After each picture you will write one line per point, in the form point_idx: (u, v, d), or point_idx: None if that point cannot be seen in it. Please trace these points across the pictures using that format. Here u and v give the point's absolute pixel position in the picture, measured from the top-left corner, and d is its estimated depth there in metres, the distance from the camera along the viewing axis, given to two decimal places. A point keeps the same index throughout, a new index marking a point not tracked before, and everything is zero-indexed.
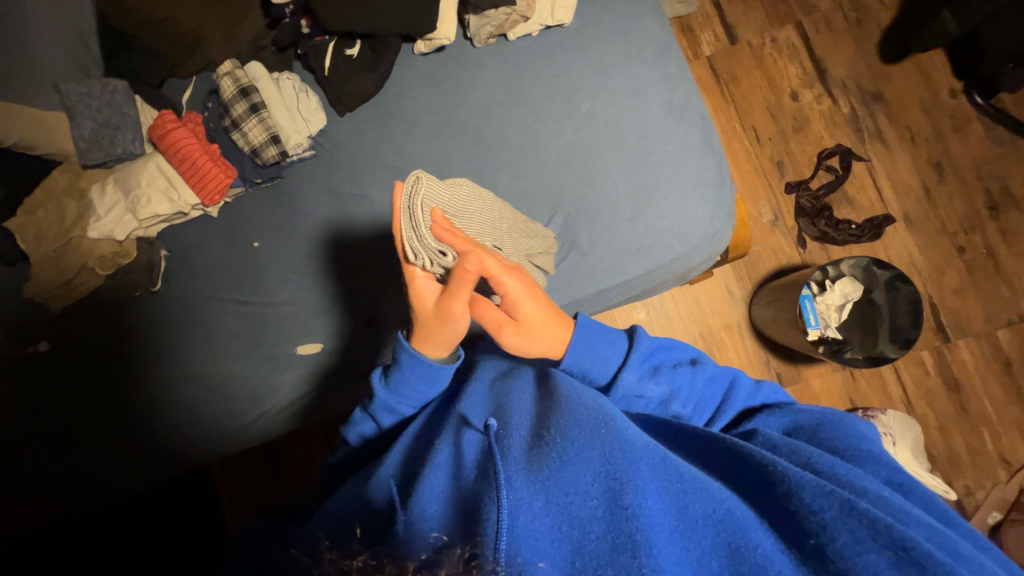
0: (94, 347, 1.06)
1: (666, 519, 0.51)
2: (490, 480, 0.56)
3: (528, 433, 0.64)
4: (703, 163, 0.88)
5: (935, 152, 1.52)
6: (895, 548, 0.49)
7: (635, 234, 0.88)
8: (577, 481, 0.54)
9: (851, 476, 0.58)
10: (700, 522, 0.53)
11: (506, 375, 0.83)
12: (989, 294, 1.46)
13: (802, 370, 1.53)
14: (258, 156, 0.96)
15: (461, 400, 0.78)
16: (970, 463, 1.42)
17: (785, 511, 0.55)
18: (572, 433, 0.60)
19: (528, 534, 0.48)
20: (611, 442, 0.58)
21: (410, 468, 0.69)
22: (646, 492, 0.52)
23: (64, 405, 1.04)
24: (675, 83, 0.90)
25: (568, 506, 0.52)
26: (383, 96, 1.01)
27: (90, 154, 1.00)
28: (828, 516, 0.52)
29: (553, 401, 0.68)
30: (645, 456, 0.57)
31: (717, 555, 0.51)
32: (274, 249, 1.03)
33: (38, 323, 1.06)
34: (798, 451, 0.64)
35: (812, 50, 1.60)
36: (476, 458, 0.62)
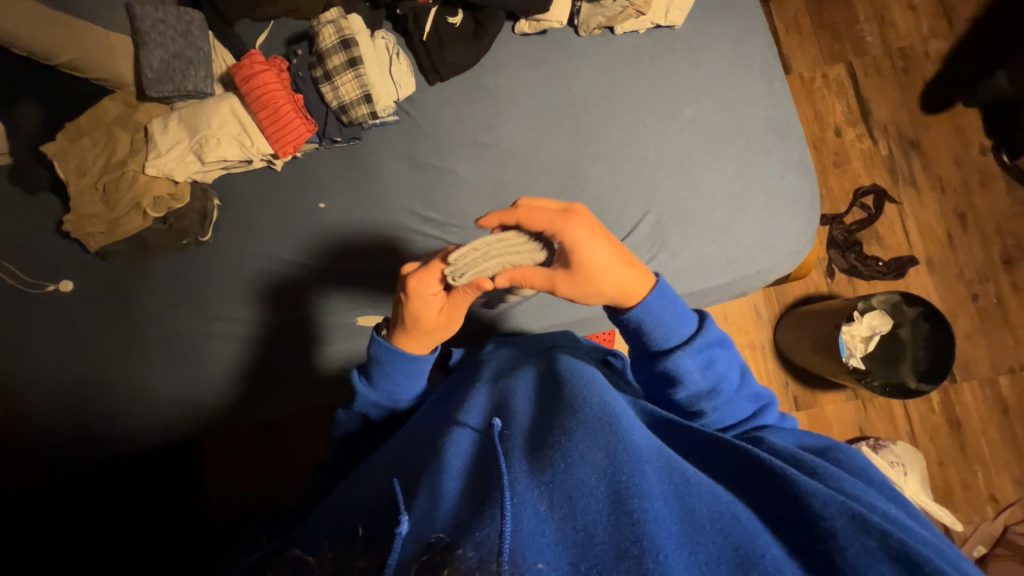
0: (129, 292, 0.98)
1: (672, 522, 0.43)
2: (487, 479, 0.48)
3: (530, 431, 0.56)
4: (797, 182, 0.90)
5: (960, 203, 1.61)
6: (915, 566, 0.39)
7: (726, 242, 0.89)
8: (583, 480, 0.46)
9: (866, 498, 0.49)
10: (706, 526, 0.44)
11: (506, 376, 0.74)
12: (994, 341, 1.56)
13: (818, 396, 1.57)
14: (347, 114, 0.92)
15: (462, 402, 0.69)
16: (963, 498, 1.49)
17: (799, 522, 0.45)
18: (574, 430, 0.53)
19: (530, 536, 0.40)
20: (617, 441, 0.50)
21: (402, 465, 0.58)
22: (652, 494, 0.45)
23: (93, 352, 0.97)
24: (778, 101, 0.92)
25: (572, 507, 0.44)
26: (478, 70, 0.98)
27: (157, 86, 0.92)
28: (841, 526, 0.43)
29: (556, 400, 0.60)
30: (650, 459, 0.50)
31: (728, 562, 0.41)
32: (344, 213, 0.98)
33: (70, 259, 0.99)
34: (805, 464, 0.55)
35: (859, 90, 1.67)
36: (471, 456, 0.54)
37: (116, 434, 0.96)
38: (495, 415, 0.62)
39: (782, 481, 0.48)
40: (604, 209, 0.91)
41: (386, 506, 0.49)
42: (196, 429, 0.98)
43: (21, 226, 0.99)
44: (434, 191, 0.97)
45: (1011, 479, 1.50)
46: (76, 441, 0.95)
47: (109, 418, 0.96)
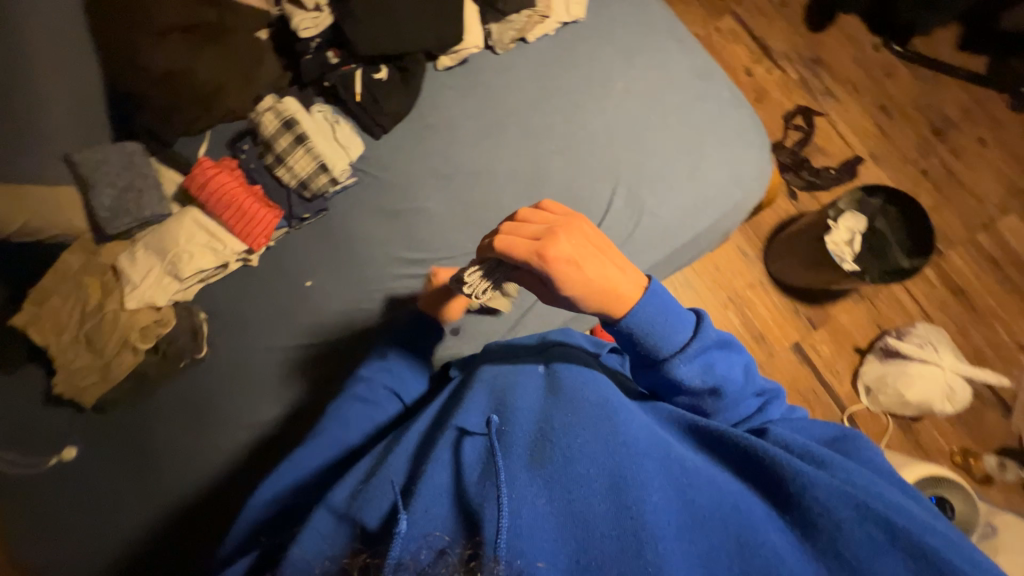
0: (136, 437, 0.93)
1: (672, 515, 0.46)
2: (490, 477, 0.49)
3: (531, 426, 0.56)
4: (737, 115, 0.96)
5: (877, 97, 1.74)
6: (898, 542, 0.44)
7: (697, 187, 0.93)
8: (584, 479, 0.48)
9: (863, 481, 0.51)
10: (709, 517, 0.47)
11: (504, 372, 0.71)
12: (958, 204, 1.65)
13: (829, 309, 1.60)
14: (309, 188, 0.95)
15: (458, 408, 0.64)
16: (996, 356, 1.53)
17: (789, 500, 0.49)
18: (578, 430, 0.53)
19: (533, 529, 0.43)
20: (619, 442, 0.51)
21: (410, 466, 0.57)
22: (652, 489, 0.47)
23: (117, 512, 0.90)
24: (692, 52, 1.00)
25: (572, 503, 0.46)
26: (417, 112, 1.02)
27: (115, 222, 0.92)
28: (836, 509, 0.46)
29: (555, 400, 0.60)
30: (652, 453, 0.51)
31: (723, 552, 0.45)
32: (335, 283, 0.98)
33: (67, 423, 0.94)
34: (807, 452, 0.55)
35: (752, 32, 1.81)
36: (476, 464, 0.52)
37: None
38: (494, 409, 0.61)
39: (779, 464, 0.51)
40: (576, 195, 0.95)
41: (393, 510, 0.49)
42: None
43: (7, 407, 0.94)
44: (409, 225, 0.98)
45: None
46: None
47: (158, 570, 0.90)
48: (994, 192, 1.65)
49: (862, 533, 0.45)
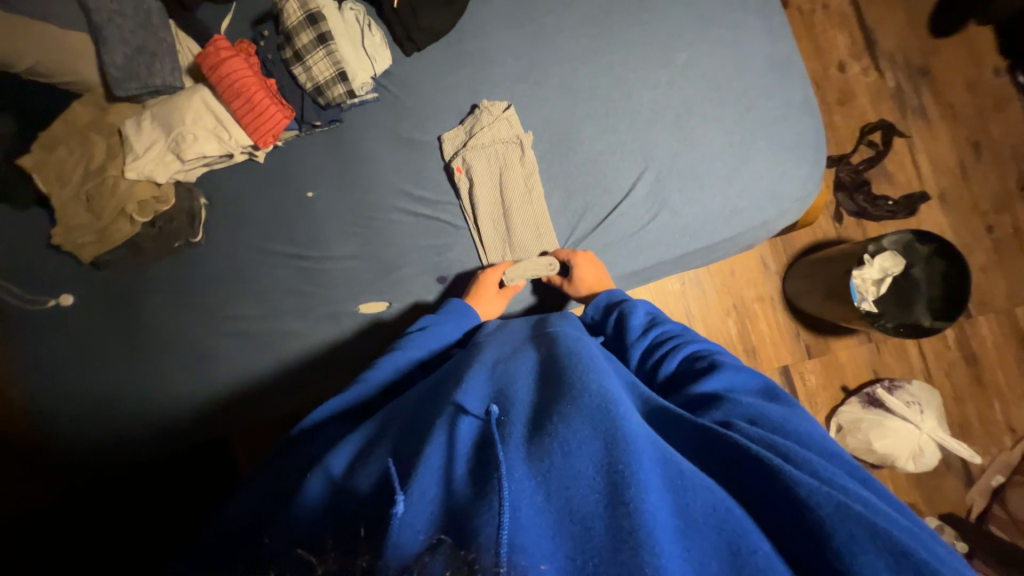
0: (127, 301, 0.98)
1: (669, 517, 0.39)
2: (487, 467, 0.43)
3: (526, 413, 0.50)
4: (802, 123, 0.85)
5: (973, 132, 1.54)
6: (897, 560, 0.38)
7: (730, 194, 0.85)
8: (581, 475, 0.41)
9: (851, 487, 0.44)
10: (703, 523, 0.41)
11: (498, 361, 0.66)
12: (1011, 271, 1.52)
13: (830, 343, 1.55)
14: (323, 95, 0.88)
15: (456, 384, 0.58)
16: (981, 431, 1.50)
17: (799, 523, 0.41)
18: (568, 414, 0.47)
19: (531, 528, 0.37)
20: (616, 429, 0.44)
21: (400, 441, 0.51)
22: (651, 487, 0.40)
23: (102, 365, 0.97)
24: (776, 37, 0.86)
25: (569, 500, 0.40)
26: (456, 35, 0.93)
27: (125, 84, 0.88)
28: (837, 525, 0.39)
29: (549, 388, 0.54)
30: (649, 450, 0.44)
31: (717, 561, 0.39)
32: (336, 200, 0.96)
33: (64, 273, 0.98)
34: (785, 450, 0.47)
35: (863, 19, 1.57)
36: (467, 446, 0.46)
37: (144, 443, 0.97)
38: (489, 395, 0.55)
39: (776, 475, 0.43)
40: (599, 171, 0.88)
41: (384, 490, 0.43)
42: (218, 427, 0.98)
43: (9, 243, 0.97)
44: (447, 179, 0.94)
45: None
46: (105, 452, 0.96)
47: (135, 428, 0.97)
48: None
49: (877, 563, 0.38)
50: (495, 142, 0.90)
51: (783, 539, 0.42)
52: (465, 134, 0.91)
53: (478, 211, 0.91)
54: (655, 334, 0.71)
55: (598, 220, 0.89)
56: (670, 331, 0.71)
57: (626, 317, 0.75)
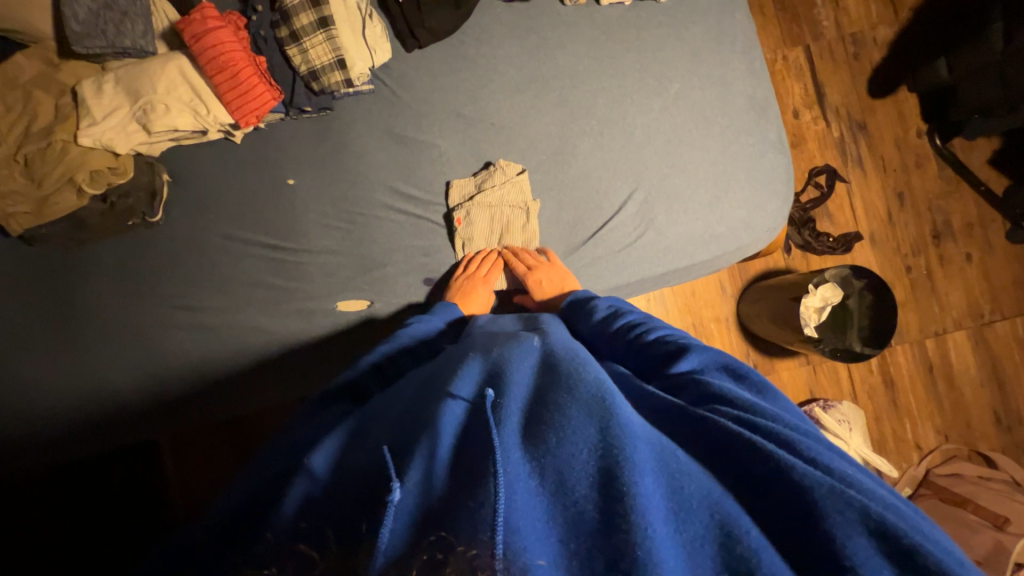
0: (59, 279, 0.87)
1: (661, 500, 0.42)
2: (482, 454, 0.44)
3: (521, 397, 0.52)
4: (775, 160, 0.93)
5: (899, 184, 1.75)
6: (881, 535, 0.41)
7: (710, 219, 0.91)
8: (577, 461, 0.44)
9: (844, 470, 0.46)
10: (693, 503, 0.43)
11: (491, 346, 0.66)
12: (923, 308, 1.73)
13: (774, 363, 1.69)
14: (318, 81, 0.84)
15: (446, 371, 0.60)
16: (894, 448, 1.68)
17: (800, 513, 0.43)
18: (561, 402, 0.49)
19: (527, 510, 0.40)
20: (611, 418, 0.46)
21: (396, 426, 0.51)
22: (644, 472, 0.43)
23: (24, 351, 0.86)
24: (757, 80, 0.94)
25: (562, 482, 0.43)
26: (459, 38, 0.93)
27: (85, 41, 0.78)
28: (831, 514, 0.42)
29: (543, 377, 0.56)
30: (642, 439, 0.46)
31: (708, 540, 0.42)
32: (320, 189, 0.91)
33: None
34: (773, 432, 0.49)
35: (816, 74, 1.74)
36: (462, 429, 0.48)
37: (90, 443, 0.89)
38: (483, 375, 0.56)
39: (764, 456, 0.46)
40: (592, 187, 0.91)
41: (386, 473, 0.44)
42: (174, 423, 0.92)
43: None
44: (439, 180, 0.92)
45: (932, 430, 1.70)
46: (48, 453, 0.88)
47: (77, 430, 0.87)
48: (957, 308, 1.74)
49: (862, 541, 0.41)
50: (501, 203, 0.90)
51: (764, 517, 0.44)
52: (475, 185, 0.91)
53: (470, 220, 0.91)
54: (619, 325, 0.75)
55: (589, 234, 0.91)
56: (635, 320, 0.75)
57: (591, 309, 0.80)
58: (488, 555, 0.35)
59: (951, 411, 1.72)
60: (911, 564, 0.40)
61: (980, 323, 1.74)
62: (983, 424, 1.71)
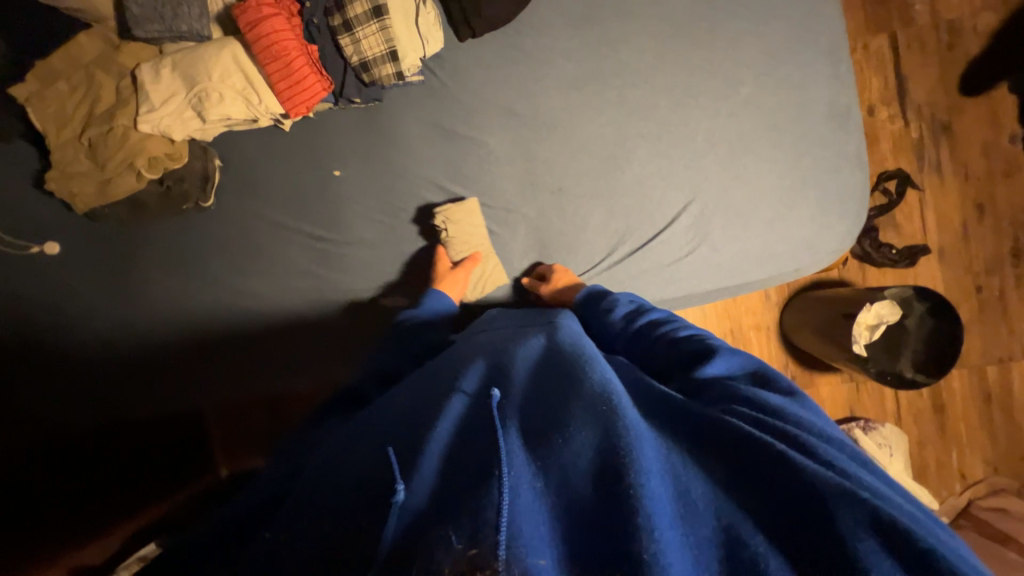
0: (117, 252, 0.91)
1: (667, 504, 0.39)
2: (483, 451, 0.42)
3: (527, 396, 0.50)
4: (851, 176, 0.85)
5: (980, 194, 1.59)
6: (894, 540, 0.37)
7: (771, 237, 0.85)
8: (580, 461, 0.42)
9: (862, 477, 0.42)
10: (700, 507, 0.40)
11: (499, 346, 0.64)
12: (990, 332, 1.60)
13: (815, 377, 1.62)
14: (369, 72, 0.81)
15: (451, 368, 0.58)
16: (935, 474, 1.60)
17: (807, 508, 0.39)
18: (566, 406, 0.47)
19: (528, 513, 0.37)
20: (617, 416, 0.44)
21: (399, 423, 0.50)
22: (650, 473, 0.40)
23: (83, 321, 0.90)
24: (842, 85, 0.85)
25: (567, 483, 0.41)
26: (514, 28, 0.87)
27: (144, 25, 0.79)
28: (840, 508, 0.38)
29: (550, 375, 0.54)
30: (648, 438, 0.44)
31: (714, 546, 0.38)
32: (366, 182, 0.90)
33: (46, 216, 0.89)
34: (790, 436, 0.46)
35: (899, 66, 1.57)
36: (466, 428, 0.47)
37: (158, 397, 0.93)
38: (488, 373, 0.55)
39: (787, 470, 0.42)
40: (644, 196, 0.87)
41: (387, 474, 0.42)
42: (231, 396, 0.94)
43: None
44: (485, 181, 0.89)
45: (980, 460, 1.60)
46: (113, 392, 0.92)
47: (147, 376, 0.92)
48: None
49: (876, 549, 0.36)
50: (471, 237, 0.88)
51: (787, 527, 0.39)
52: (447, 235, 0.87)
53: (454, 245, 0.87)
54: (647, 320, 0.73)
55: (637, 245, 0.87)
56: (659, 317, 0.73)
57: (611, 309, 0.77)
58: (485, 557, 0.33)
59: (1006, 442, 1.61)
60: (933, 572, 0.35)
61: None
62: None
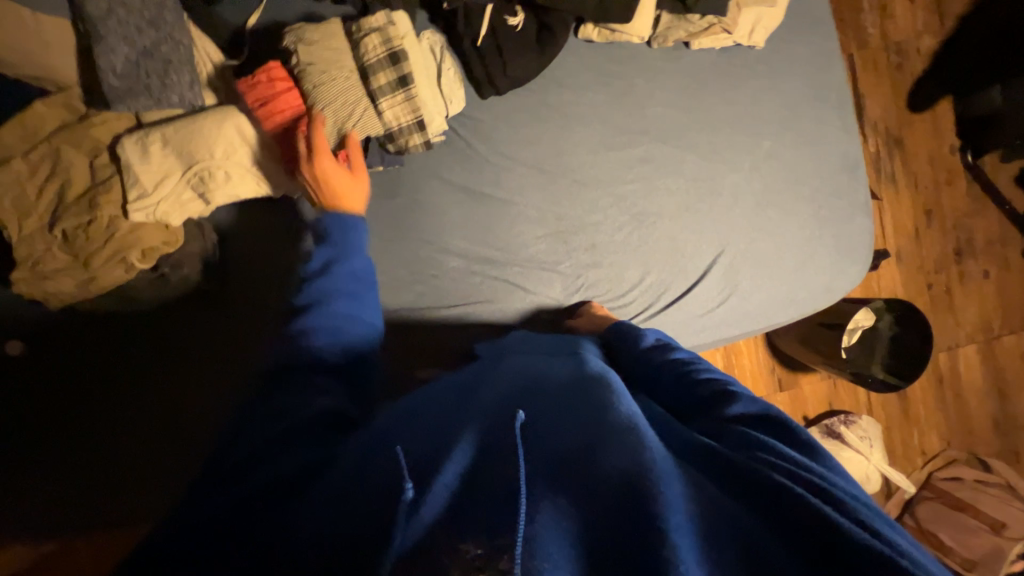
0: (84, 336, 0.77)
1: (689, 537, 0.36)
2: (497, 488, 0.40)
3: (554, 433, 0.46)
4: (862, 222, 0.91)
5: (929, 200, 1.76)
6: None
7: (794, 283, 0.89)
8: (600, 487, 0.40)
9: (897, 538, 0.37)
10: (725, 543, 0.37)
11: (530, 367, 0.61)
12: (940, 323, 1.79)
13: (798, 376, 1.74)
14: (396, 143, 0.75)
15: (478, 389, 0.56)
16: (902, 454, 1.78)
17: (819, 542, 0.37)
18: (590, 445, 0.43)
19: (546, 536, 0.36)
20: (640, 445, 0.42)
21: (429, 435, 0.49)
22: (673, 503, 0.37)
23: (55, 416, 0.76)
24: (848, 135, 0.91)
25: (587, 507, 0.39)
26: (539, 85, 0.84)
27: (128, 98, 0.68)
28: (853, 550, 0.35)
29: (579, 402, 0.50)
30: (671, 471, 0.41)
31: None
32: (388, 251, 0.83)
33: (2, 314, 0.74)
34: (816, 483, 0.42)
35: (857, 85, 1.69)
36: (483, 446, 0.45)
37: (120, 433, 0.78)
38: (516, 397, 0.52)
39: (804, 505, 0.39)
40: (676, 251, 0.88)
41: (396, 479, 0.43)
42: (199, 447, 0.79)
43: None
44: (517, 242, 0.86)
45: (937, 437, 1.81)
46: (77, 421, 0.77)
47: (125, 402, 0.78)
48: (970, 323, 1.81)
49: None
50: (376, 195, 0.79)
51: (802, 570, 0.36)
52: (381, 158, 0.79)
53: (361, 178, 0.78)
54: (671, 360, 0.67)
55: (672, 298, 0.88)
56: (685, 356, 0.68)
57: (637, 339, 0.73)
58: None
59: (957, 419, 1.82)
60: None
61: (990, 336, 1.82)
62: (984, 430, 1.82)
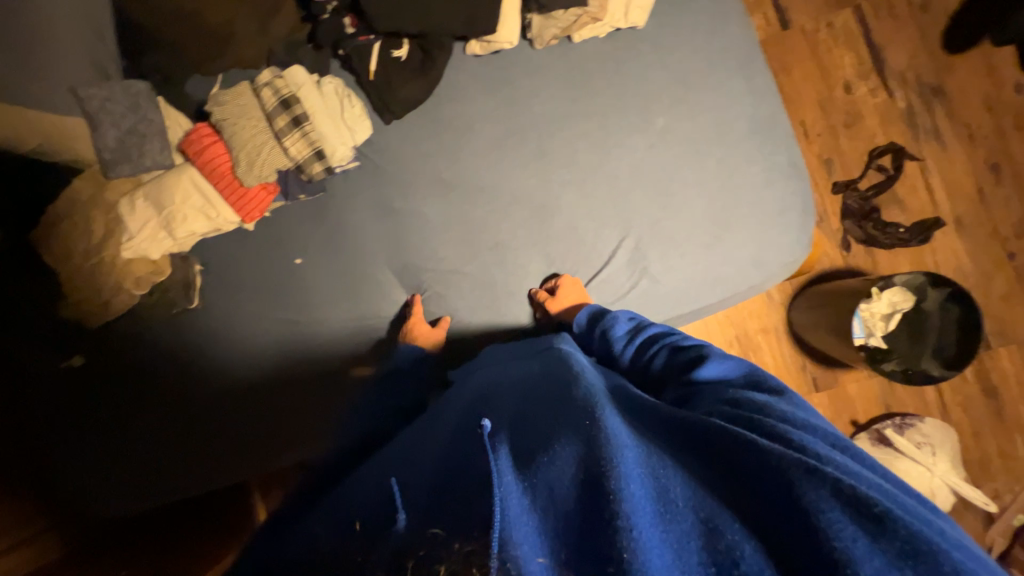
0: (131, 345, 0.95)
1: (647, 503, 0.41)
2: (471, 483, 0.45)
3: (512, 417, 0.55)
4: (786, 188, 0.87)
5: (993, 153, 1.46)
6: (856, 510, 0.39)
7: (711, 261, 0.86)
8: (564, 473, 0.44)
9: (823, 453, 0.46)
10: (678, 500, 0.42)
11: (491, 382, 0.67)
12: None
13: (840, 376, 1.47)
14: (302, 172, 0.91)
15: (448, 409, 0.63)
16: (999, 467, 1.42)
17: (773, 489, 0.42)
18: (551, 417, 0.52)
19: (520, 522, 0.40)
20: (597, 426, 0.47)
21: (403, 465, 0.55)
22: (630, 474, 0.42)
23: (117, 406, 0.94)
24: (758, 99, 0.88)
25: (553, 497, 0.43)
26: (435, 102, 0.93)
27: (119, 165, 0.90)
28: (803, 487, 0.41)
29: (536, 396, 0.58)
30: (631, 443, 0.46)
31: (691, 535, 0.40)
32: (322, 266, 0.96)
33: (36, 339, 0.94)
34: (767, 428, 0.50)
35: (870, 36, 1.49)
36: (462, 456, 0.50)
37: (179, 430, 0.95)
38: (481, 401, 0.61)
39: (754, 456, 0.45)
40: (579, 239, 0.88)
41: (385, 513, 0.47)
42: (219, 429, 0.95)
43: None
44: (428, 248, 0.93)
45: None
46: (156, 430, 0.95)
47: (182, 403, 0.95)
48: None
49: (838, 516, 0.39)
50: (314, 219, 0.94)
51: (758, 516, 0.41)
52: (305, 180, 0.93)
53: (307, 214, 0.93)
54: (643, 338, 0.74)
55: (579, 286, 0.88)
56: (658, 332, 0.74)
57: (610, 325, 0.77)
58: (482, 551, 0.38)
59: None
60: (888, 532, 0.37)
61: None
62: None
